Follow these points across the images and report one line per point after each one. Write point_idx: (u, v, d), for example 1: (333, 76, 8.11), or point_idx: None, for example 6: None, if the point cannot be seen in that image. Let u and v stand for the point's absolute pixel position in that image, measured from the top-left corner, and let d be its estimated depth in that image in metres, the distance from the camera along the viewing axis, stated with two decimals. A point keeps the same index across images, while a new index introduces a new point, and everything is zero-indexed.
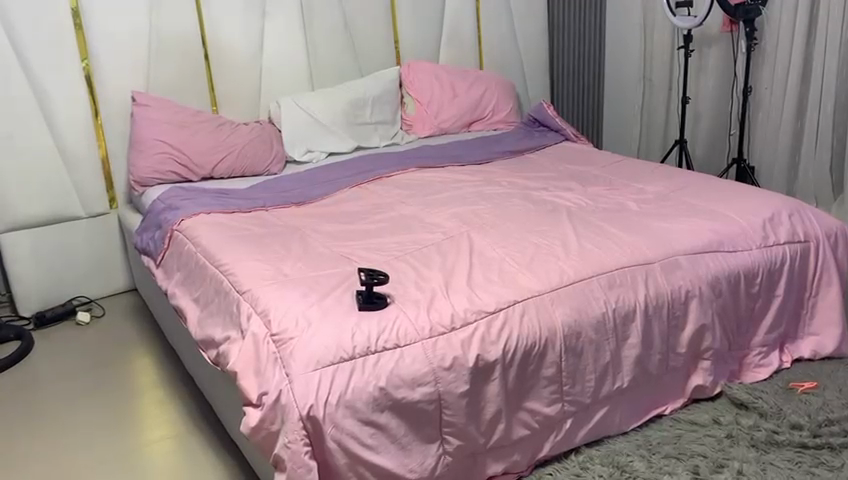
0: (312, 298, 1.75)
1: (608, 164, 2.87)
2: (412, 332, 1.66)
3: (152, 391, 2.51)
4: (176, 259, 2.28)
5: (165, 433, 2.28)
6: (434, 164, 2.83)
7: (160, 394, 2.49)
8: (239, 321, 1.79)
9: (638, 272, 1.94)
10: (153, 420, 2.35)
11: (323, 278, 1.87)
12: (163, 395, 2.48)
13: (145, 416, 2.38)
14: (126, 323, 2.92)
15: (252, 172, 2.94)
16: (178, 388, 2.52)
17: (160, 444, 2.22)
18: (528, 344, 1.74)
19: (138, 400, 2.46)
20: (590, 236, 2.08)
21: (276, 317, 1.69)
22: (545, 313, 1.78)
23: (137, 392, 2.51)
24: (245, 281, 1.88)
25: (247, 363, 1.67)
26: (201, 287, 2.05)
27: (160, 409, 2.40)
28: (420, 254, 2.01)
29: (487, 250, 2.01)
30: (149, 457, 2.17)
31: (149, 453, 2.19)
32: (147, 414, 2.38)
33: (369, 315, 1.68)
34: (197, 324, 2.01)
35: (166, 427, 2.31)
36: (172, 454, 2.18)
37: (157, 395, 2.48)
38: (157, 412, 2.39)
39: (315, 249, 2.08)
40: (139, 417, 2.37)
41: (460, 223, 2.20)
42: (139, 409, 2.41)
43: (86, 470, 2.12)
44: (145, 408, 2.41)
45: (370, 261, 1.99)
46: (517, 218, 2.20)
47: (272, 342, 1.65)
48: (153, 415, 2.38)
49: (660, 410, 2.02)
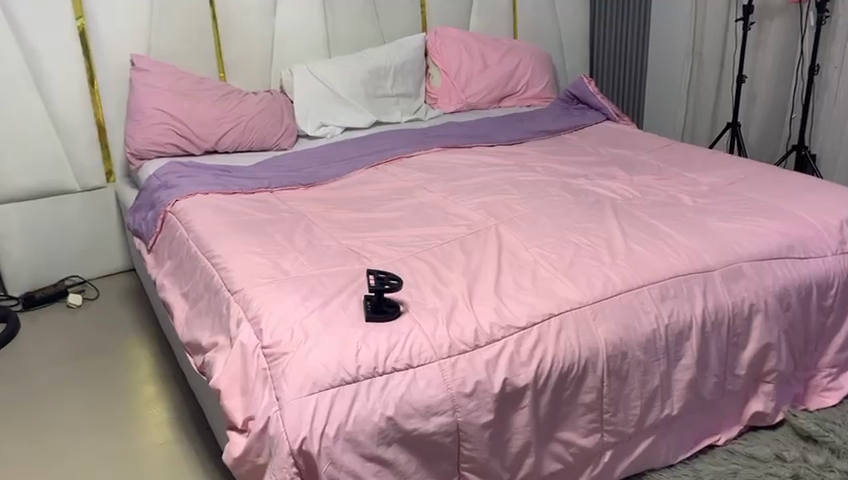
0: (313, 303, 1.49)
1: (655, 148, 2.57)
2: (428, 350, 1.40)
3: (144, 385, 2.28)
4: (167, 245, 2.03)
5: (154, 436, 2.05)
6: (459, 144, 2.55)
7: (153, 389, 2.25)
8: (228, 326, 1.54)
9: (695, 281, 1.66)
10: (143, 419, 2.12)
11: (327, 278, 1.61)
12: (155, 390, 2.25)
13: (134, 414, 2.14)
14: (121, 307, 2.69)
15: (260, 147, 2.68)
16: (172, 382, 2.29)
17: (149, 450, 1.99)
18: (565, 367, 1.48)
19: (129, 394, 2.24)
20: (639, 235, 1.79)
21: (268, 326, 1.44)
22: (585, 330, 1.52)
23: (128, 385, 2.28)
24: (238, 277, 1.63)
25: (232, 380, 1.42)
26: (191, 281, 1.80)
27: (151, 407, 2.17)
28: (441, 253, 1.75)
29: (518, 250, 1.74)
30: (136, 465, 1.93)
31: (135, 461, 1.95)
32: (138, 413, 2.15)
33: (379, 328, 1.43)
34: (184, 323, 1.76)
35: (156, 429, 2.08)
36: (162, 462, 1.94)
37: (149, 390, 2.25)
38: (147, 410, 2.16)
39: (321, 241, 1.82)
40: (128, 415, 2.14)
41: (487, 214, 1.93)
42: (129, 405, 2.18)
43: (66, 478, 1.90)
44: (134, 405, 2.18)
45: (384, 258, 1.73)
46: (554, 210, 1.92)
47: (262, 356, 1.40)
48: (142, 414, 2.14)
49: (712, 439, 1.75)
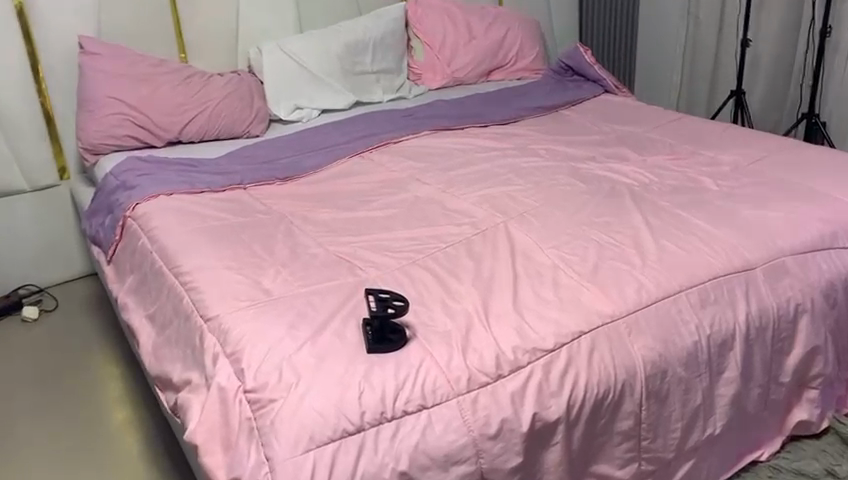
0: (302, 333, 1.26)
1: (662, 123, 2.35)
2: (442, 385, 1.19)
3: (113, 406, 2.03)
4: (129, 257, 1.78)
5: (127, 468, 1.80)
6: (450, 125, 2.32)
7: (123, 411, 2.01)
8: (203, 361, 1.31)
9: (735, 282, 1.46)
10: (110, 450, 1.87)
11: (316, 297, 1.38)
12: (126, 412, 2.00)
13: (104, 441, 1.90)
14: (82, 318, 2.43)
15: (229, 135, 2.41)
16: (145, 402, 2.04)
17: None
18: (599, 393, 1.28)
19: (93, 420, 1.98)
20: (668, 230, 1.58)
21: (250, 365, 1.21)
22: (620, 349, 1.31)
23: (94, 408, 2.03)
24: (211, 301, 1.39)
25: (211, 432, 1.19)
26: (158, 302, 1.55)
27: (122, 432, 1.92)
28: (445, 259, 1.52)
29: (533, 252, 1.52)
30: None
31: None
32: (107, 440, 1.90)
33: (384, 362, 1.20)
34: (152, 351, 1.52)
35: (129, 459, 1.83)
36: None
37: (120, 413, 2.00)
38: (117, 437, 1.91)
39: (305, 250, 1.58)
40: (97, 443, 1.89)
41: (493, 209, 1.70)
42: (94, 433, 1.93)
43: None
44: (99, 433, 1.93)
45: (380, 268, 1.50)
46: (567, 202, 1.70)
47: (246, 402, 1.17)
48: (112, 441, 1.90)
49: (755, 455, 1.57)
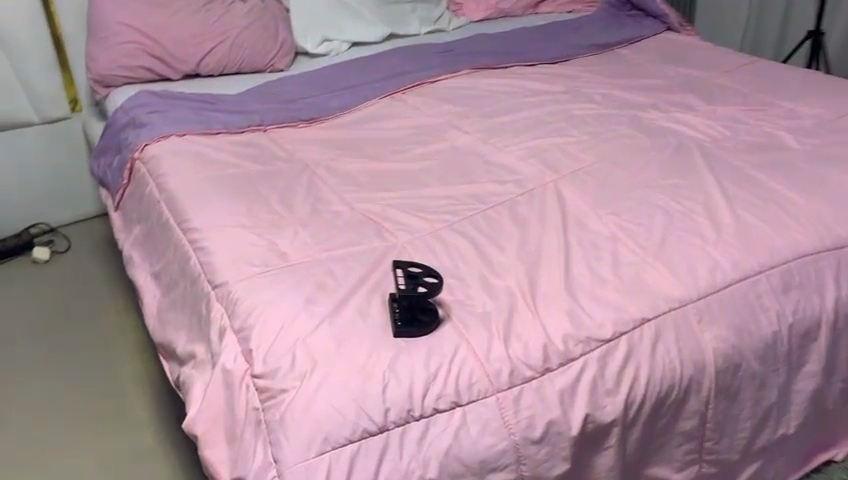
0: (319, 309, 1.09)
1: (732, 68, 2.09)
2: (480, 379, 1.01)
3: (124, 361, 1.90)
4: (137, 204, 1.62)
5: (136, 431, 1.68)
6: (494, 64, 2.09)
7: (134, 365, 1.88)
8: (208, 334, 1.15)
9: (824, 262, 1.26)
10: (118, 406, 1.76)
11: (337, 265, 1.21)
12: (137, 367, 1.87)
13: (113, 400, 1.77)
14: (96, 262, 2.30)
15: (251, 69, 2.21)
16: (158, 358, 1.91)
17: (131, 449, 1.63)
18: (661, 391, 1.10)
19: (103, 373, 1.86)
20: (745, 197, 1.37)
21: (260, 345, 1.04)
22: (688, 339, 1.13)
23: (104, 362, 1.90)
24: (220, 264, 1.23)
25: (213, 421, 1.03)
26: (164, 259, 1.39)
27: (132, 390, 1.80)
28: (485, 224, 1.33)
29: (586, 220, 1.32)
30: (117, 472, 1.58)
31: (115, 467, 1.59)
32: (117, 398, 1.78)
33: (414, 348, 1.03)
34: (156, 315, 1.37)
35: (139, 421, 1.71)
36: (148, 467, 1.58)
37: (130, 368, 1.87)
38: (128, 395, 1.79)
39: (328, 207, 1.40)
40: (106, 401, 1.77)
41: (541, 165, 1.50)
42: (102, 388, 1.81)
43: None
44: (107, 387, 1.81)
45: (411, 233, 1.31)
46: (627, 160, 1.49)
47: (253, 389, 1.01)
48: (122, 399, 1.78)
49: (828, 456, 1.38)
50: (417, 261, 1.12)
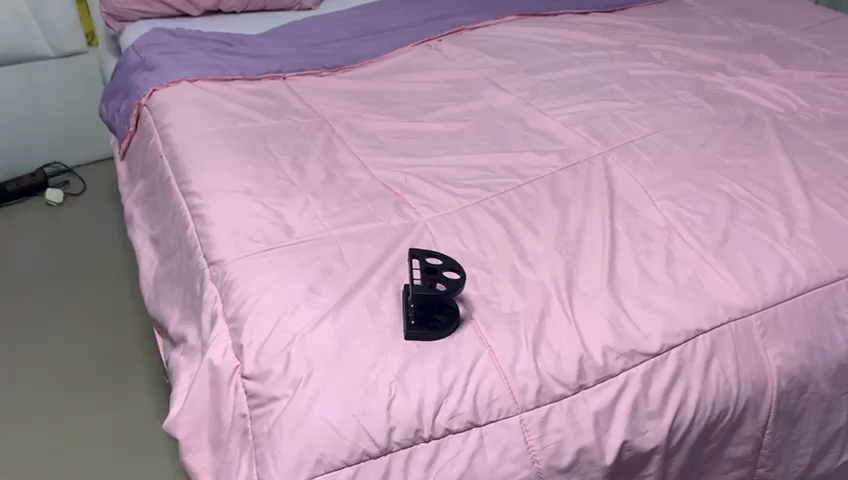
0: (323, 300, 0.95)
1: (812, 24, 1.85)
2: (502, 397, 0.87)
3: (128, 320, 1.77)
4: (142, 155, 1.48)
5: (134, 401, 1.55)
6: (542, 11, 1.87)
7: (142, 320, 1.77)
8: (200, 317, 1.03)
9: None
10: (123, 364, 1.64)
11: (349, 245, 1.06)
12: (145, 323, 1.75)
13: (113, 362, 1.65)
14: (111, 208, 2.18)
15: (277, 7, 2.04)
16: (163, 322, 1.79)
17: (128, 422, 1.51)
18: (713, 415, 0.95)
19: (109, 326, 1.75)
20: (824, 185, 1.18)
21: (252, 339, 0.91)
22: (749, 356, 0.97)
23: (112, 315, 1.78)
24: (217, 238, 1.09)
25: (197, 424, 0.91)
26: (164, 223, 1.27)
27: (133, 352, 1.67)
28: (521, 203, 1.17)
29: (637, 204, 1.15)
30: (112, 446, 1.46)
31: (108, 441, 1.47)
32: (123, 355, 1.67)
33: (428, 355, 0.89)
34: (152, 283, 1.25)
35: (138, 388, 1.58)
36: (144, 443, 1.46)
37: (135, 327, 1.75)
38: (129, 358, 1.66)
39: (345, 174, 1.25)
40: (105, 363, 1.65)
41: (589, 134, 1.32)
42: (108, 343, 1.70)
43: (22, 461, 1.43)
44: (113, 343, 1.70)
45: (435, 209, 1.16)
46: (688, 132, 1.31)
47: (242, 391, 0.89)
48: (122, 362, 1.65)
49: None
50: (439, 251, 0.97)
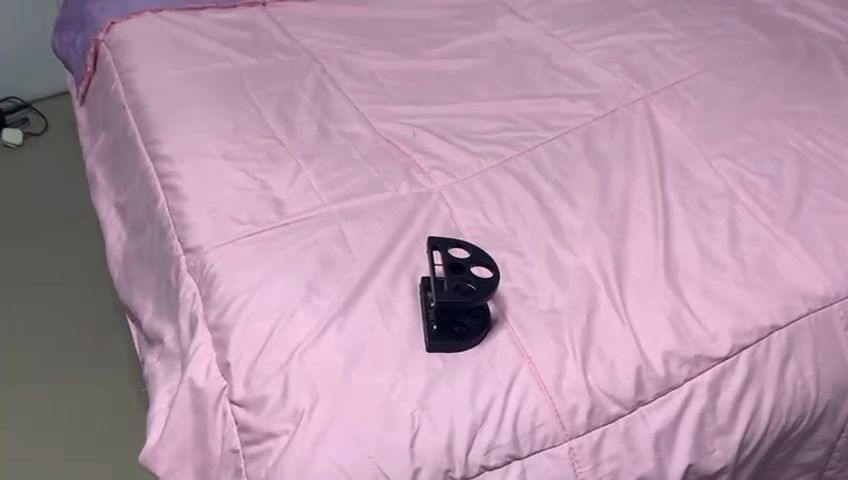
0: (324, 301, 0.79)
1: None
2: (548, 422, 0.72)
3: (91, 279, 1.41)
4: (102, 102, 1.27)
5: (112, 374, 1.26)
6: None
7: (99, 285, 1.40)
8: (179, 318, 0.86)
9: None
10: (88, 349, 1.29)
11: (352, 224, 0.89)
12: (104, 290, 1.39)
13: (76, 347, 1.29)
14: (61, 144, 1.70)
15: None
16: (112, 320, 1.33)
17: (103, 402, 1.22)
18: (789, 424, 0.81)
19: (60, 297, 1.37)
20: None
21: (240, 356, 0.75)
22: (831, 353, 0.82)
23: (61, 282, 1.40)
24: (193, 218, 0.91)
25: (182, 457, 0.76)
26: (131, 191, 1.08)
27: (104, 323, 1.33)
28: (552, 164, 0.99)
29: (688, 163, 0.98)
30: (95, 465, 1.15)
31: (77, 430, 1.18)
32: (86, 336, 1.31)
33: (457, 371, 0.74)
34: (122, 263, 1.07)
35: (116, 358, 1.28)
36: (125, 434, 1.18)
37: (93, 297, 1.37)
38: (100, 326, 1.33)
39: (342, 129, 1.06)
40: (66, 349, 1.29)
41: (626, 72, 1.12)
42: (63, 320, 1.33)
43: None
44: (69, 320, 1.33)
45: (451, 174, 0.97)
46: (741, 71, 1.11)
47: (232, 421, 0.73)
48: (94, 334, 1.32)
49: None
50: (467, 243, 0.79)
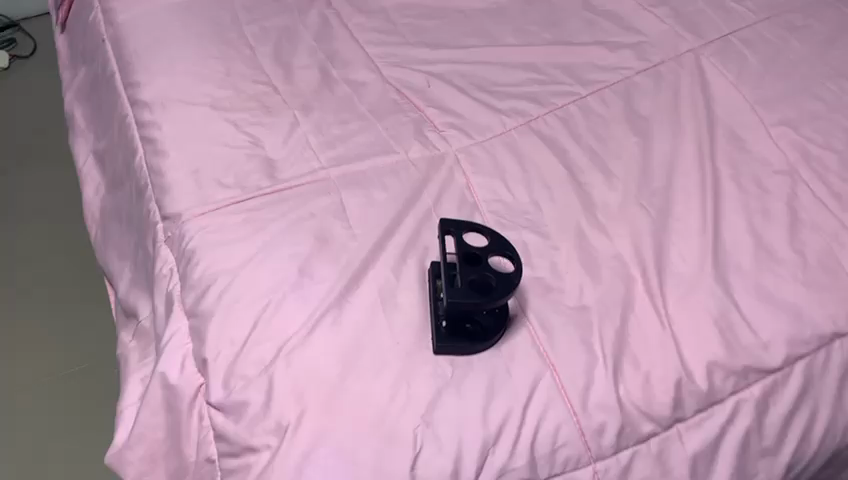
0: (316, 287, 0.68)
1: None
2: (571, 443, 0.63)
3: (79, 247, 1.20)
4: (81, 30, 1.13)
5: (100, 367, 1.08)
6: None
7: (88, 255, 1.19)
8: (155, 295, 0.76)
9: None
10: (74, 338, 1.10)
11: (353, 194, 0.77)
12: None
13: None
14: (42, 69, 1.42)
15: None
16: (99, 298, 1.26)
17: None
18: (843, 443, 0.71)
19: None
20: None
21: (219, 352, 0.65)
22: None
23: None
24: (172, 178, 0.80)
25: (153, 460, 0.67)
26: (111, 137, 0.96)
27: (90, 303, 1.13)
28: (587, 126, 0.86)
29: (743, 132, 0.85)
30: None
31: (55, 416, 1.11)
32: None
33: (468, 380, 0.64)
34: (101, 218, 0.96)
35: None
36: None
37: None
38: None
39: (346, 75, 0.92)
40: None
41: (675, 16, 0.97)
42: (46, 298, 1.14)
43: None
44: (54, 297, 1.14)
45: (469, 134, 0.85)
46: (809, 21, 0.96)
47: (208, 425, 0.64)
48: None
49: None
50: (485, 227, 0.67)
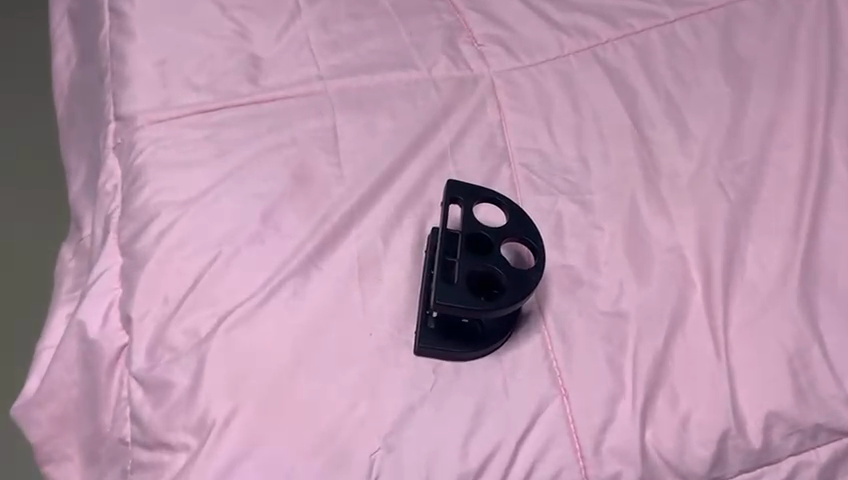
0: (283, 245, 0.54)
1: None
2: None
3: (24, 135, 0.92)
4: None
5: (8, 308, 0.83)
6: None
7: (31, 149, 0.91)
8: (96, 216, 0.61)
9: None
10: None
11: (353, 119, 0.60)
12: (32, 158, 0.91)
13: None
14: None
15: None
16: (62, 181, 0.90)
17: None
18: None
19: None
20: None
21: (148, 310, 0.51)
22: None
23: None
24: (132, 66, 0.63)
25: (64, 423, 0.56)
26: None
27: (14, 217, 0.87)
28: (667, 63, 0.66)
29: None
30: None
31: None
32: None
33: (456, 396, 0.50)
34: (67, 91, 0.80)
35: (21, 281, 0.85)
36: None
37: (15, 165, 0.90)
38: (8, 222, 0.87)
39: None
40: None
41: None
42: None
43: None
44: None
45: (515, 54, 0.66)
46: None
47: (125, 398, 0.52)
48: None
49: None
50: (503, 201, 0.51)
